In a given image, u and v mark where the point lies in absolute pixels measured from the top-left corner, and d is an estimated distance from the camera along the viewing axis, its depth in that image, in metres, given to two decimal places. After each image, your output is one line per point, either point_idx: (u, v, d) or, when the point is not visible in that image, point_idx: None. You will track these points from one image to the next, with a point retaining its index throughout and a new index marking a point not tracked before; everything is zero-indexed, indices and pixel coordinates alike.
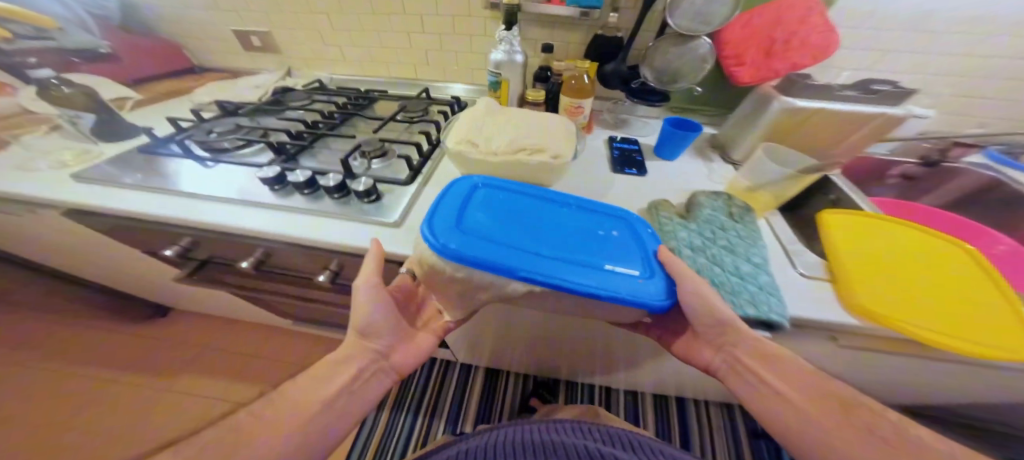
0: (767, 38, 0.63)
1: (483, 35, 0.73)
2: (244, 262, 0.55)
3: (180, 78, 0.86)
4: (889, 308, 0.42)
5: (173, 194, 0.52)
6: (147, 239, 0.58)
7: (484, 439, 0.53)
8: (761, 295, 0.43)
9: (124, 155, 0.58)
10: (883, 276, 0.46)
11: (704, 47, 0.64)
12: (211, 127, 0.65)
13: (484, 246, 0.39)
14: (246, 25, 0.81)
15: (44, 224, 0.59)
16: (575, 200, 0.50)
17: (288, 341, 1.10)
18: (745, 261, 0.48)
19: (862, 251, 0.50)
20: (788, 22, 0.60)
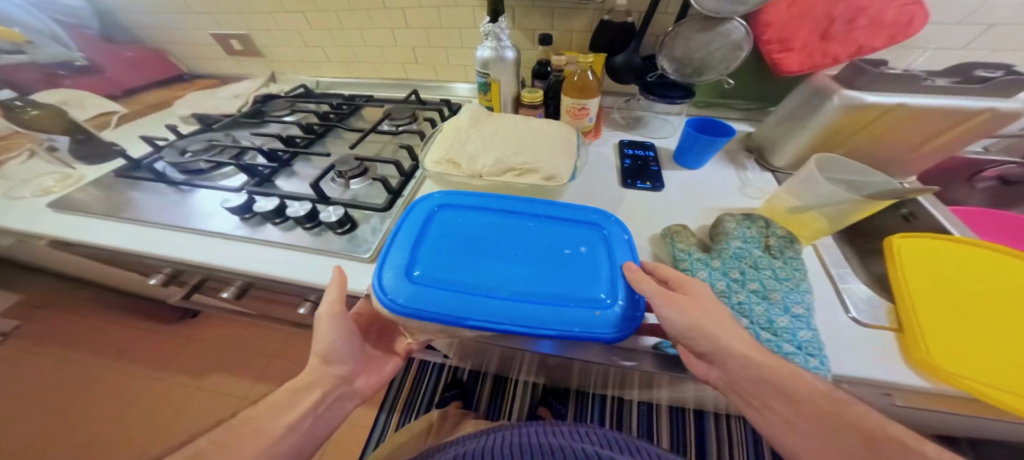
0: (822, 16, 0.50)
1: (473, 27, 0.64)
2: (226, 292, 0.54)
3: (170, 86, 0.86)
4: (966, 367, 0.31)
5: (144, 226, 0.51)
6: (134, 265, 0.59)
7: (481, 442, 0.47)
8: (799, 360, 0.33)
9: (102, 179, 0.59)
10: (972, 318, 0.35)
11: (738, 32, 0.52)
12: (186, 147, 0.63)
13: (432, 294, 0.35)
14: (225, 28, 0.77)
15: (38, 248, 0.61)
16: (541, 210, 0.45)
17: (294, 340, 1.12)
18: (782, 311, 0.36)
19: (936, 286, 0.38)
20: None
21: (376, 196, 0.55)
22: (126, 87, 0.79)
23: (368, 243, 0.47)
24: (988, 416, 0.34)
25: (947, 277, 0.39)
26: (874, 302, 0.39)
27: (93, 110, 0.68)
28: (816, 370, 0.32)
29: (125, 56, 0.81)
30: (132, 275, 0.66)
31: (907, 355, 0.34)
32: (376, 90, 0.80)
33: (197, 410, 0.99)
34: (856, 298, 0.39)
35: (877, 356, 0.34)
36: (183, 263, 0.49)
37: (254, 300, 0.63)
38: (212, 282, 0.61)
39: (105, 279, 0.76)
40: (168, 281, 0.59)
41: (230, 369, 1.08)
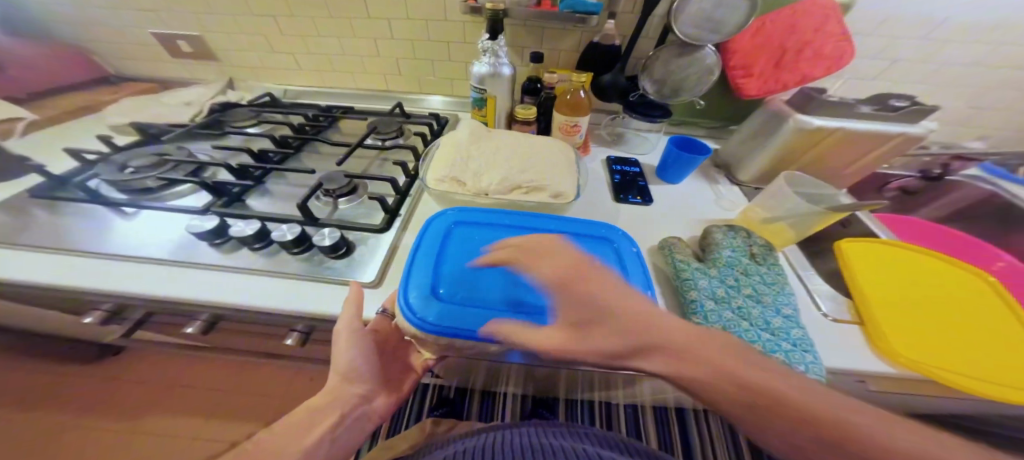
0: (777, 48, 0.56)
1: (462, 42, 0.64)
2: (188, 328, 0.47)
3: (95, 90, 0.74)
4: (910, 355, 0.38)
5: (79, 257, 0.43)
6: (64, 301, 0.49)
7: (481, 439, 0.47)
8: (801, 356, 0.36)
9: (13, 201, 0.49)
10: (910, 311, 0.42)
11: (711, 57, 0.57)
12: (126, 161, 0.54)
13: (463, 312, 0.34)
14: (172, 28, 0.69)
15: None
16: (557, 226, 0.46)
17: (255, 372, 1.00)
18: (774, 313, 0.41)
19: (879, 287, 0.45)
20: (801, 30, 0.54)
21: (369, 216, 0.52)
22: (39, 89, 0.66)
23: (372, 266, 0.44)
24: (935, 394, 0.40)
25: (886, 278, 0.47)
26: (835, 298, 0.45)
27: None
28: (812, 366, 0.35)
29: (37, 53, 0.68)
30: (54, 314, 0.55)
31: (874, 348, 0.39)
32: (354, 101, 0.75)
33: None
34: (825, 296, 0.46)
35: (847, 347, 0.39)
36: (135, 299, 0.42)
37: (222, 333, 0.55)
38: (167, 316, 0.52)
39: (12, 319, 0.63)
40: (110, 319, 0.50)
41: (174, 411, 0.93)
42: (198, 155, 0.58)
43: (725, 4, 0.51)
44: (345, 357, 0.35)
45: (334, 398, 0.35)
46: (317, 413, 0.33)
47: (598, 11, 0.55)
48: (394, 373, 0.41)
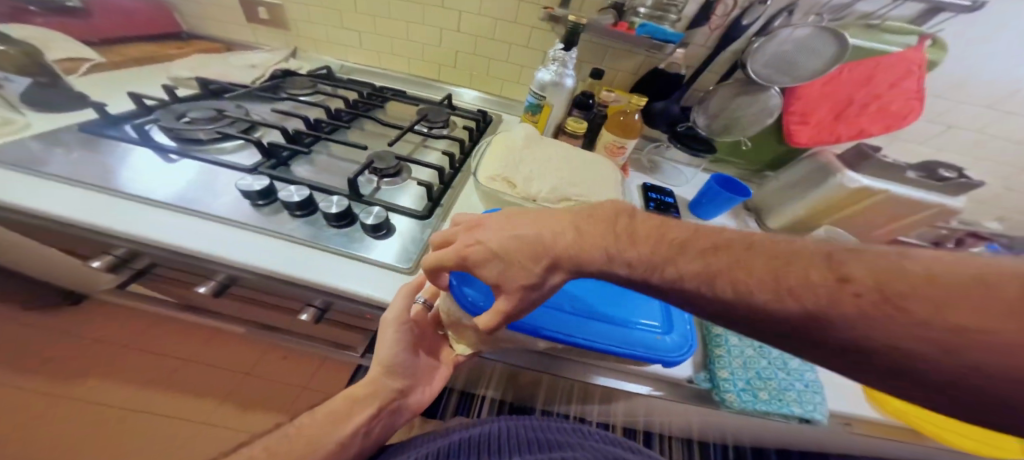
0: (844, 98, 0.58)
1: (526, 46, 0.68)
2: (201, 287, 0.42)
3: (160, 41, 0.76)
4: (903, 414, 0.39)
5: (119, 198, 0.42)
6: (69, 241, 0.44)
7: (466, 435, 0.38)
8: (807, 397, 0.38)
9: (57, 132, 0.48)
10: None
11: (773, 99, 0.60)
12: (185, 111, 0.56)
13: None
14: None
15: None
16: None
17: None
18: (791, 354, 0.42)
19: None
20: (875, 85, 0.55)
21: (410, 199, 0.51)
22: (105, 35, 0.67)
23: (407, 251, 0.42)
24: (908, 439, 0.45)
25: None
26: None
27: (60, 52, 0.57)
28: (818, 407, 0.38)
29: None
30: (50, 254, 0.50)
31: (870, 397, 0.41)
32: (404, 84, 0.79)
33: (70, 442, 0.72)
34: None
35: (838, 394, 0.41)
36: (163, 250, 0.40)
37: (229, 302, 0.50)
38: (177, 272, 0.46)
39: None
40: (116, 267, 0.44)
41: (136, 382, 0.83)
42: (253, 117, 0.59)
43: (806, 47, 0.54)
44: (386, 352, 0.40)
45: (373, 392, 0.42)
46: (357, 403, 0.41)
47: (675, 41, 0.57)
48: (425, 365, 0.44)
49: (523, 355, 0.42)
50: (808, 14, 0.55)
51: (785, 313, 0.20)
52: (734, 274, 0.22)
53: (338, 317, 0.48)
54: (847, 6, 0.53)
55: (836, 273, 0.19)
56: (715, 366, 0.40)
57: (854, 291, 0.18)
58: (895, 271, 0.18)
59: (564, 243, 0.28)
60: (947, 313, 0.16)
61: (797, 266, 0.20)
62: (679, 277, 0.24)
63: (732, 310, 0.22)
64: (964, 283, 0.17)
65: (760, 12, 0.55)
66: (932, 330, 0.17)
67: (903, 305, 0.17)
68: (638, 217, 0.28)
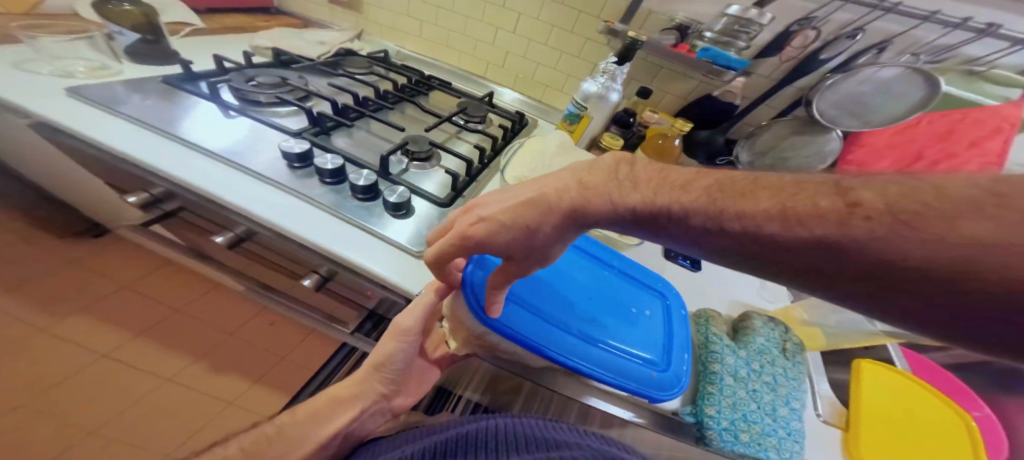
0: (909, 153, 0.53)
1: (579, 56, 0.69)
2: (218, 237, 0.44)
3: (253, 15, 0.86)
4: None
5: (175, 143, 0.45)
6: (118, 176, 0.47)
7: (460, 432, 0.35)
8: (787, 445, 0.34)
9: (142, 81, 0.54)
10: (902, 448, 0.38)
11: (831, 143, 0.58)
12: (254, 76, 0.60)
13: (514, 311, 0.36)
14: None
15: (23, 144, 0.52)
16: (617, 264, 0.46)
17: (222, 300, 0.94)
18: (784, 402, 0.38)
19: (879, 409, 0.41)
20: (954, 141, 0.49)
21: (433, 185, 0.51)
22: (210, 6, 0.78)
23: (418, 235, 0.42)
24: None
25: (894, 406, 0.42)
26: (833, 404, 0.41)
27: (170, 16, 0.67)
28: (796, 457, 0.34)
29: None
30: (94, 182, 0.53)
31: None
32: (451, 77, 0.81)
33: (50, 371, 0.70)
34: (823, 398, 0.42)
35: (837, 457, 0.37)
36: (198, 196, 0.42)
37: (247, 260, 0.52)
38: (200, 219, 0.49)
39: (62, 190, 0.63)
40: (146, 206, 0.46)
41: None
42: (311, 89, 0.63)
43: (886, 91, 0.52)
44: (383, 349, 0.41)
45: (356, 395, 0.43)
46: (338, 405, 0.42)
47: (738, 68, 0.55)
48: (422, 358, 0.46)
49: (501, 361, 0.40)
50: (902, 53, 0.54)
51: (791, 238, 0.18)
52: (740, 206, 0.20)
53: (341, 290, 0.48)
54: (952, 47, 0.51)
55: (844, 200, 0.17)
56: (703, 401, 0.37)
57: (864, 215, 0.16)
58: (910, 193, 0.16)
59: (567, 200, 0.27)
60: (960, 226, 0.14)
61: (805, 195, 0.19)
62: (685, 213, 0.22)
63: (733, 247, 0.21)
64: (979, 197, 0.14)
65: (845, 47, 0.54)
66: (943, 247, 0.14)
67: (917, 224, 0.15)
68: (639, 165, 0.28)
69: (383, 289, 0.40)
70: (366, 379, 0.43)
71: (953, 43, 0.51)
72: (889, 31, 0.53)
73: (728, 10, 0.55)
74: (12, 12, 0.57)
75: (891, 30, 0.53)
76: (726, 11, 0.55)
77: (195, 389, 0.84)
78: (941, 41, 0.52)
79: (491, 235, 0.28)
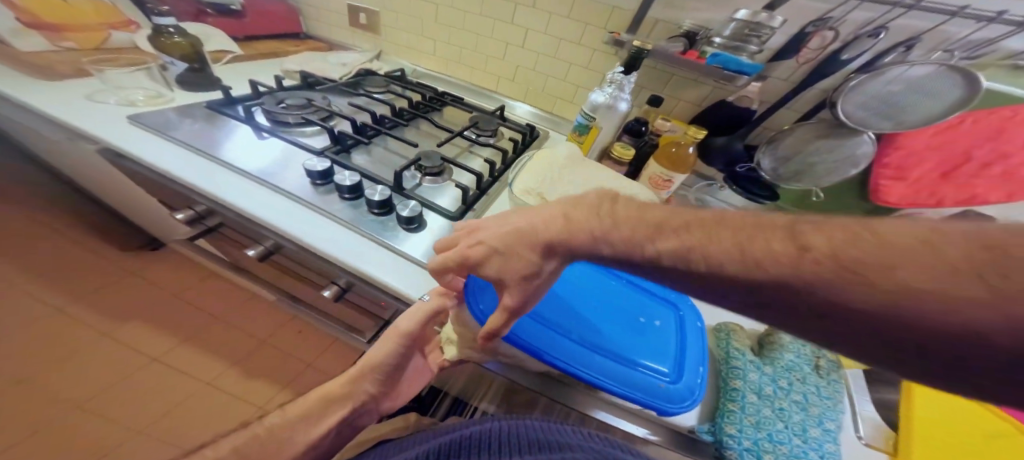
0: (956, 155, 0.51)
1: (588, 68, 0.69)
2: (252, 250, 0.48)
3: (285, 40, 0.93)
4: None
5: (214, 163, 0.49)
6: (165, 193, 0.52)
7: (465, 435, 0.35)
8: None
9: (191, 107, 0.59)
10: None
11: (863, 145, 0.55)
12: (284, 98, 0.65)
13: (524, 322, 0.36)
14: (359, 2, 0.85)
15: (88, 164, 0.59)
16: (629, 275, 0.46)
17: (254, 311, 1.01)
18: (813, 422, 0.35)
19: (937, 436, 0.37)
20: (1004, 140, 0.47)
21: (447, 199, 0.52)
22: (248, 33, 0.86)
23: (430, 248, 0.44)
24: None
25: (951, 430, 0.38)
26: (878, 426, 0.39)
27: (213, 46, 0.74)
28: None
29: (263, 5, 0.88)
30: (145, 197, 0.58)
31: None
32: (464, 92, 0.84)
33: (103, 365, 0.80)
34: (865, 419, 0.39)
35: None
36: (232, 212, 0.46)
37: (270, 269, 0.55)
38: (235, 233, 0.53)
39: (121, 205, 0.71)
40: (192, 221, 0.51)
41: (175, 331, 0.89)
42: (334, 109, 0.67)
43: (919, 89, 0.48)
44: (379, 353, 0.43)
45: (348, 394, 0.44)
46: (331, 404, 0.44)
47: (751, 73, 0.53)
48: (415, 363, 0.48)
49: (511, 370, 0.41)
50: (933, 50, 0.50)
51: (751, 280, 0.19)
52: (705, 248, 0.21)
53: (358, 301, 0.50)
54: (990, 42, 0.47)
55: (795, 244, 0.18)
56: (723, 419, 0.35)
57: (814, 259, 0.18)
58: (854, 239, 0.17)
59: (554, 227, 0.27)
60: (897, 273, 0.16)
61: (758, 237, 0.20)
62: (656, 254, 0.23)
63: (703, 282, 0.22)
64: (916, 246, 0.16)
65: (867, 46, 0.52)
66: (879, 293, 0.16)
67: (859, 269, 0.16)
68: (621, 203, 0.27)
69: (396, 300, 0.41)
70: (357, 380, 0.44)
71: (993, 38, 0.47)
72: (917, 28, 0.50)
73: (737, 14, 0.54)
74: (84, 47, 0.65)
75: (918, 27, 0.49)
76: (735, 15, 0.54)
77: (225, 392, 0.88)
78: (976, 36, 0.48)
79: (486, 258, 0.29)
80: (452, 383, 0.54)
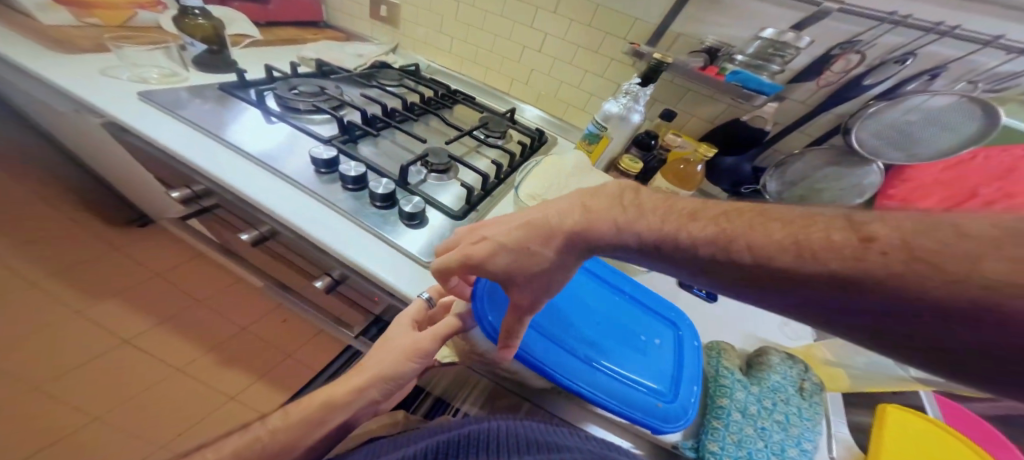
0: (964, 190, 0.47)
1: (601, 76, 0.69)
2: (245, 235, 0.47)
3: (304, 28, 0.94)
4: None
5: (220, 144, 0.49)
6: (167, 172, 0.51)
7: (460, 431, 0.34)
8: None
9: (202, 87, 0.60)
10: None
11: (872, 175, 0.54)
12: (297, 85, 0.65)
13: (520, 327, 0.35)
14: None
15: (92, 137, 0.58)
16: (629, 288, 0.45)
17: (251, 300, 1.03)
18: (792, 441, 0.34)
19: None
20: (1015, 180, 0.44)
21: (450, 197, 0.52)
22: (270, 19, 0.86)
23: (429, 244, 0.43)
24: None
25: (924, 455, 0.37)
26: (851, 448, 0.37)
27: (234, 28, 0.74)
28: None
29: None
30: (147, 176, 0.58)
31: None
32: (476, 92, 0.83)
33: (62, 341, 0.78)
34: (839, 441, 0.38)
35: None
36: (232, 195, 0.45)
37: (264, 256, 0.55)
38: (232, 217, 0.52)
39: (123, 181, 0.71)
40: (187, 201, 0.50)
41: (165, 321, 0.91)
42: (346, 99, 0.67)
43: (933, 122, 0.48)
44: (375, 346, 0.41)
45: None
46: None
47: (770, 93, 0.53)
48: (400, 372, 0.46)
49: (504, 378, 0.41)
50: (957, 80, 0.49)
51: (799, 274, 0.18)
52: (750, 237, 0.20)
53: (352, 294, 0.49)
54: (1015, 75, 0.47)
55: (858, 234, 0.17)
56: (706, 436, 0.34)
57: (880, 250, 0.16)
58: (927, 228, 0.15)
59: (568, 224, 0.27)
60: (983, 265, 0.13)
61: (815, 228, 0.18)
62: (692, 243, 0.22)
63: (736, 277, 0.20)
64: (1001, 238, 0.14)
65: (894, 72, 0.51)
66: (967, 286, 0.13)
67: (939, 263, 0.14)
68: (643, 193, 0.27)
69: (390, 295, 0.40)
70: (364, 387, 0.38)
71: (1019, 70, 0.46)
72: (945, 57, 0.49)
73: (762, 34, 0.53)
74: (108, 24, 0.65)
75: (949, 55, 0.48)
76: (761, 33, 0.54)
77: (205, 383, 0.87)
78: (1004, 68, 0.47)
79: (490, 256, 0.28)
80: (436, 381, 0.53)
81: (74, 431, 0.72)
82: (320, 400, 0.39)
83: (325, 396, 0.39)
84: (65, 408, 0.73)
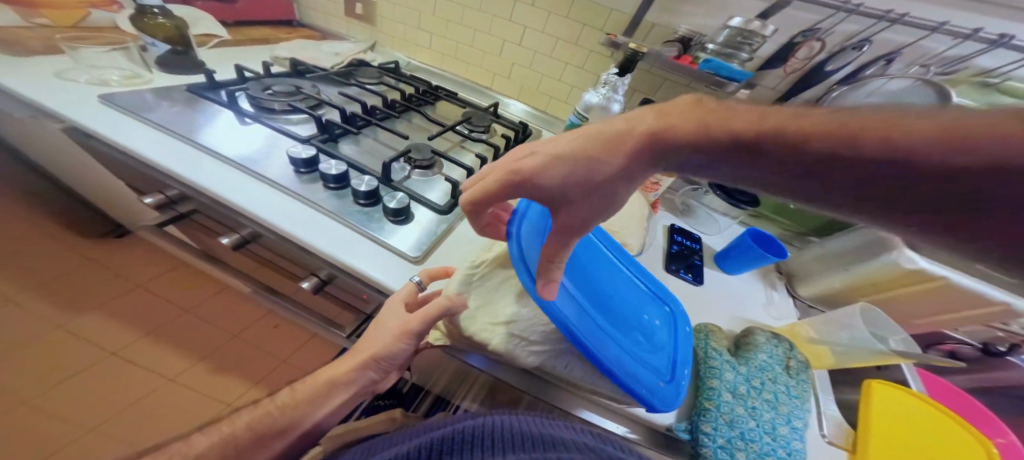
0: None
1: (580, 68, 0.70)
2: (226, 238, 0.46)
3: (275, 27, 0.91)
4: None
5: (193, 147, 0.47)
6: (136, 176, 0.49)
7: (460, 427, 0.34)
8: None
9: (169, 89, 0.57)
10: None
11: None
12: (271, 85, 0.63)
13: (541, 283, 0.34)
14: None
15: (51, 141, 0.54)
16: (631, 270, 0.46)
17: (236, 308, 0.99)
18: (782, 419, 0.36)
19: (894, 432, 0.38)
20: None
21: (436, 193, 0.52)
22: (237, 18, 0.83)
23: (418, 241, 0.43)
24: None
25: (913, 426, 0.39)
26: (840, 425, 0.40)
27: (200, 28, 0.71)
28: None
29: None
30: (117, 184, 0.56)
31: None
32: (459, 87, 0.83)
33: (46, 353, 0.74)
34: (829, 418, 0.41)
35: None
36: (207, 197, 0.44)
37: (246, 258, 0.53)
38: (210, 221, 0.51)
39: (91, 189, 0.67)
40: (161, 207, 0.48)
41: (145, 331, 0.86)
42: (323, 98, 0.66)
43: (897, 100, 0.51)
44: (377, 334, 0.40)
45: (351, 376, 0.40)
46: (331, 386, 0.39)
47: (740, 80, 0.54)
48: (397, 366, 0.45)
49: (505, 369, 0.40)
50: (911, 64, 0.53)
51: None
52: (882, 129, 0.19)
53: (343, 294, 0.49)
54: (963, 59, 0.50)
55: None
56: (699, 418, 0.36)
57: None
58: None
59: (645, 124, 0.27)
60: None
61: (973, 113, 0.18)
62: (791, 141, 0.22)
63: None
64: None
65: (851, 58, 0.54)
66: None
67: None
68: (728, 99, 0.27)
69: (382, 292, 0.40)
70: (367, 364, 0.38)
71: (966, 55, 0.50)
72: (898, 43, 0.52)
73: (730, 22, 0.55)
74: (60, 25, 0.61)
75: (901, 41, 0.52)
76: (729, 22, 0.55)
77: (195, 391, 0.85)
78: (951, 52, 0.51)
79: (546, 167, 0.28)
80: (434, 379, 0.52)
81: (69, 443, 0.69)
82: (328, 378, 0.38)
83: (330, 382, 0.38)
84: (54, 420, 0.69)
